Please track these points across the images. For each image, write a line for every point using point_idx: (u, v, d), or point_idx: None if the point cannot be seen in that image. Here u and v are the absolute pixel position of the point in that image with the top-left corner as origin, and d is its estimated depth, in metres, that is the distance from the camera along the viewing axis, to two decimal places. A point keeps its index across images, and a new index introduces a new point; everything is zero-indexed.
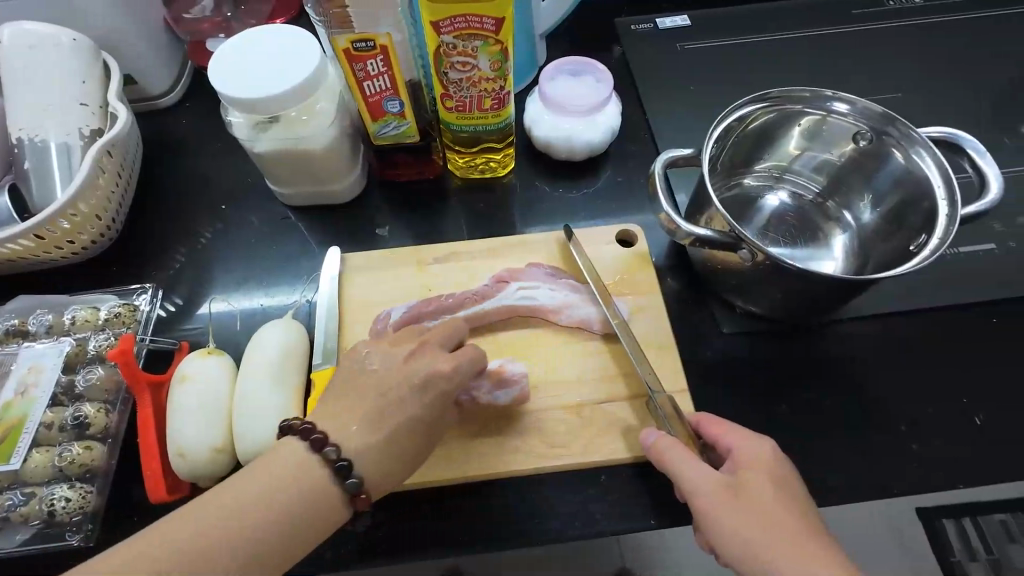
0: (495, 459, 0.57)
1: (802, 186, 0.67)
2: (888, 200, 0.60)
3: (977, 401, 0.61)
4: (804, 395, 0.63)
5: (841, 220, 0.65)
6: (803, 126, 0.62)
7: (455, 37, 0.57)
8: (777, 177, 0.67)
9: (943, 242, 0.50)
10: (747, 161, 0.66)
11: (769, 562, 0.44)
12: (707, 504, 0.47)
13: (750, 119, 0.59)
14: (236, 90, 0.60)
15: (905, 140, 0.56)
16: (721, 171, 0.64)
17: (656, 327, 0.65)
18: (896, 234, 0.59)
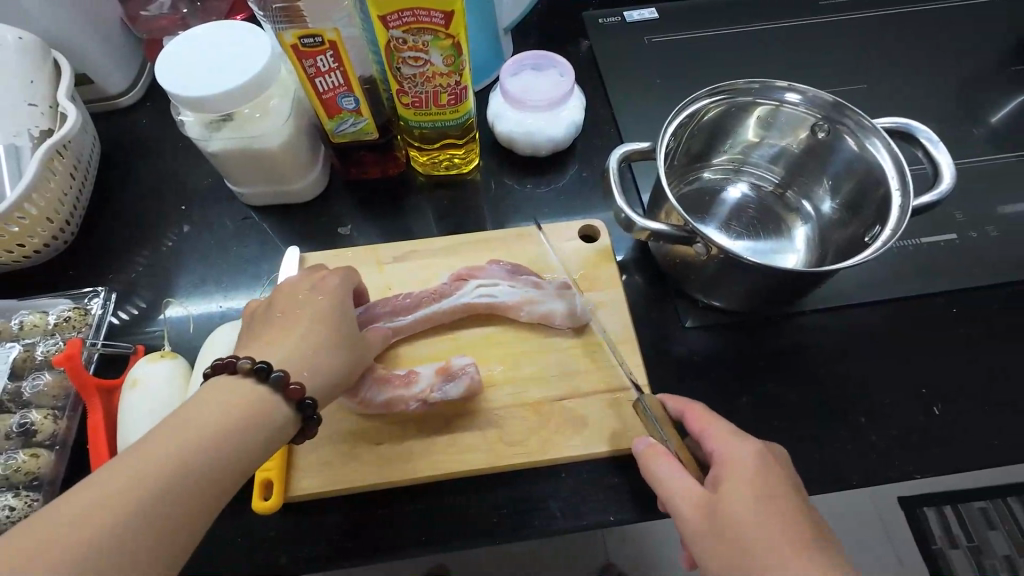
0: (453, 460, 0.56)
1: (762, 177, 0.67)
2: (845, 190, 0.60)
3: (935, 391, 0.61)
4: (765, 388, 0.63)
5: (802, 210, 0.65)
6: (758, 117, 0.61)
7: (405, 32, 0.56)
8: (736, 169, 0.67)
9: (896, 233, 0.50)
10: (706, 153, 0.65)
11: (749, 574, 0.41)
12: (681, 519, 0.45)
13: (703, 113, 0.58)
14: (184, 89, 0.58)
15: (856, 128, 0.55)
16: (681, 164, 0.64)
17: (617, 323, 0.64)
18: (853, 223, 0.59)
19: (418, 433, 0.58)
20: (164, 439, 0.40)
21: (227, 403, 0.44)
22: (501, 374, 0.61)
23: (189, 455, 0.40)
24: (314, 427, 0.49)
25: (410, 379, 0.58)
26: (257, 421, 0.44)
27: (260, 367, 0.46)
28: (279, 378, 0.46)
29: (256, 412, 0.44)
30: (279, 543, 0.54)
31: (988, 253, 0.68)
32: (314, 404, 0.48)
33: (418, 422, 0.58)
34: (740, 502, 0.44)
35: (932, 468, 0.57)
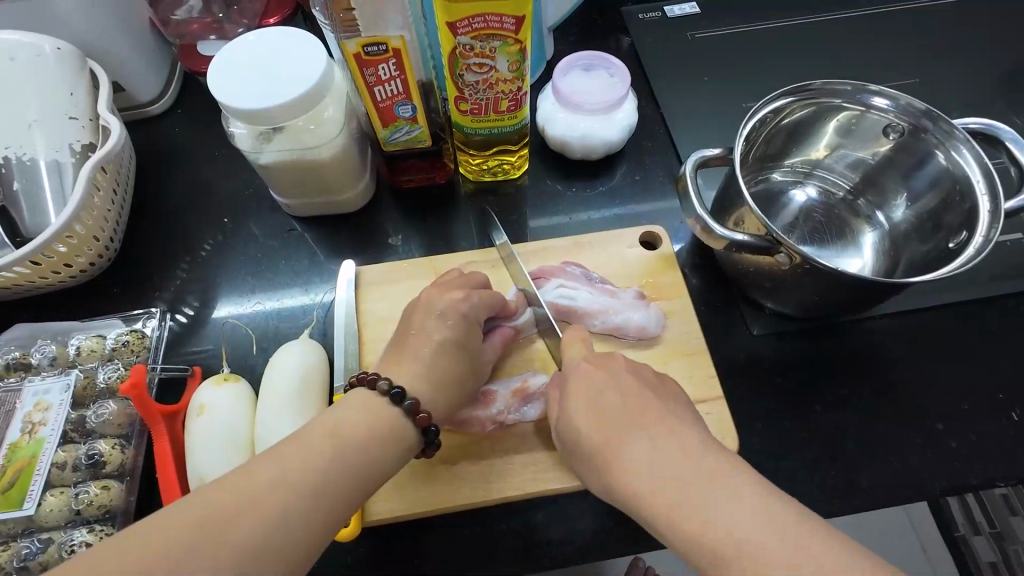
0: (530, 478, 0.55)
1: (832, 183, 0.66)
2: (925, 199, 0.58)
3: (1012, 394, 0.60)
4: (839, 395, 0.61)
5: (872, 218, 0.63)
6: (837, 121, 0.60)
7: (472, 38, 0.54)
8: (805, 173, 0.66)
9: (989, 243, 0.48)
10: (776, 156, 0.64)
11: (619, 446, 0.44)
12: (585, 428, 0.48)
13: (784, 113, 0.58)
14: (239, 100, 0.56)
15: (946, 138, 0.54)
16: (752, 164, 0.63)
17: (687, 332, 0.62)
18: (931, 234, 0.57)
19: (493, 450, 0.57)
20: (307, 441, 0.43)
21: (363, 417, 0.46)
22: None
23: (332, 461, 0.42)
24: (432, 450, 0.51)
25: (487, 399, 0.57)
26: (390, 438, 0.47)
27: (394, 392, 0.48)
28: (410, 404, 0.48)
29: (385, 430, 0.47)
30: (358, 567, 0.53)
31: None
32: (436, 432, 0.50)
33: (493, 439, 0.57)
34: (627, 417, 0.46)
35: (1015, 475, 0.56)
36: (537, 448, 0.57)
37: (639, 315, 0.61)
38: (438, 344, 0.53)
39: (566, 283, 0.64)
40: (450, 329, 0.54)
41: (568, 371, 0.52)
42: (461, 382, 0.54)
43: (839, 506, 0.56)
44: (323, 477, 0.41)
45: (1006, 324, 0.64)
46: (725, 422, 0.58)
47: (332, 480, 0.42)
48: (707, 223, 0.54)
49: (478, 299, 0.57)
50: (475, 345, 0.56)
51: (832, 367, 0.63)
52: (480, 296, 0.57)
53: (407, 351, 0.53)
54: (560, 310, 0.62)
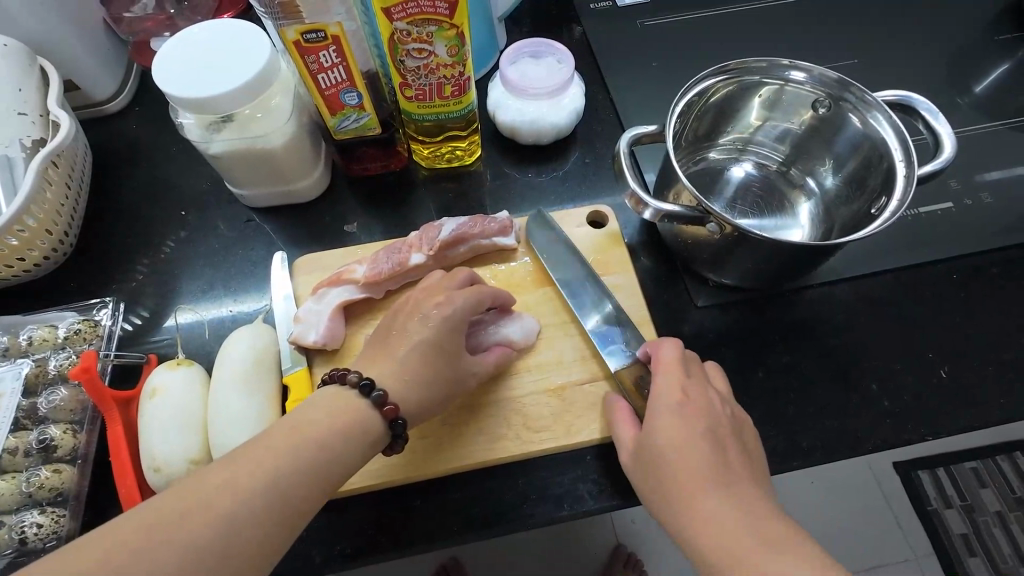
0: (482, 449, 0.56)
1: (766, 157, 0.69)
2: (848, 165, 0.61)
3: (942, 355, 0.63)
4: (780, 359, 0.63)
5: (806, 189, 0.67)
6: (763, 96, 0.63)
7: (408, 23, 0.55)
8: (740, 149, 0.69)
9: (900, 206, 0.51)
10: (711, 135, 0.67)
11: (704, 456, 0.45)
12: (663, 404, 0.49)
13: (712, 92, 0.60)
14: (185, 89, 0.57)
15: (855, 108, 0.58)
16: (687, 146, 0.65)
17: (631, 306, 0.64)
18: (856, 201, 0.61)
19: (443, 422, 0.58)
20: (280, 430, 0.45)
21: (327, 409, 0.47)
22: (519, 364, 0.60)
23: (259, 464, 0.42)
24: (399, 445, 0.51)
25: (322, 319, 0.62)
26: (356, 430, 0.47)
27: (363, 383, 0.49)
28: (377, 396, 0.49)
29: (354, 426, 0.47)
30: (310, 542, 0.55)
31: (980, 220, 0.71)
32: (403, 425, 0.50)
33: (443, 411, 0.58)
34: (723, 430, 0.48)
35: (943, 429, 0.59)
36: (487, 418, 0.58)
37: (586, 290, 0.64)
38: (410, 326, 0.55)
39: (476, 328, 0.60)
40: (429, 325, 0.54)
41: (658, 389, 0.50)
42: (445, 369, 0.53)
43: (779, 466, 0.58)
44: (267, 479, 0.41)
45: (937, 288, 0.67)
46: None
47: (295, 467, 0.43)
48: (642, 199, 0.55)
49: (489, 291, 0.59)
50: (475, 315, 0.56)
51: (778, 332, 0.65)
52: (465, 296, 0.56)
53: (387, 342, 0.54)
54: (521, 333, 0.61)
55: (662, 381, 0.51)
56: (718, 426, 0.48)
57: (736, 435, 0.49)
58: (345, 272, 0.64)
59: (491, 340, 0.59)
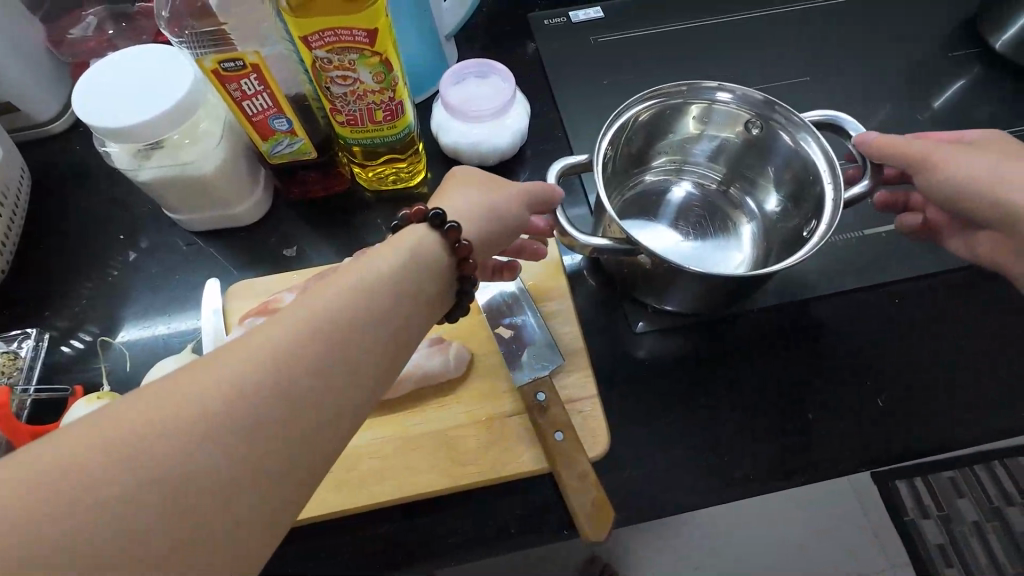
0: (404, 485, 0.55)
1: (704, 175, 0.69)
2: (784, 185, 0.61)
3: (880, 383, 0.62)
4: (717, 387, 0.62)
5: (745, 209, 0.67)
6: (692, 116, 0.62)
7: (328, 51, 0.54)
8: (677, 170, 0.68)
9: (828, 229, 0.50)
10: (647, 158, 0.66)
11: (918, 168, 0.57)
12: (941, 156, 0.56)
13: (638, 118, 0.59)
14: (105, 119, 0.56)
15: (781, 130, 0.57)
16: (623, 172, 0.65)
17: (566, 334, 0.63)
18: (793, 219, 0.61)
19: (368, 457, 0.56)
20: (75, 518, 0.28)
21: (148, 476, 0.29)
22: (450, 396, 0.60)
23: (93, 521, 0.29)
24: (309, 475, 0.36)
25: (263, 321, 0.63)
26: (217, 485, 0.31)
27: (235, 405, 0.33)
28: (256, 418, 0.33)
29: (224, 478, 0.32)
30: None
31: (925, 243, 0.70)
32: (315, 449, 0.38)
33: (369, 447, 0.57)
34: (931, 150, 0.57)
35: (878, 459, 0.58)
36: (413, 453, 0.57)
37: (520, 318, 0.63)
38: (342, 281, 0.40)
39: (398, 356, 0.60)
40: None
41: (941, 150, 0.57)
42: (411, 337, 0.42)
43: (711, 499, 0.57)
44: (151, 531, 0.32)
45: (878, 313, 0.66)
46: (599, 422, 0.58)
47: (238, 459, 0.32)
48: (569, 232, 0.54)
49: (510, 202, 0.52)
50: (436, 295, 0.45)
51: (716, 357, 0.64)
52: (378, 264, 0.41)
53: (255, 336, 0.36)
54: (441, 364, 0.59)
55: (922, 148, 0.57)
56: (961, 152, 0.56)
57: (957, 149, 0.57)
58: (274, 301, 0.63)
59: (409, 371, 0.58)
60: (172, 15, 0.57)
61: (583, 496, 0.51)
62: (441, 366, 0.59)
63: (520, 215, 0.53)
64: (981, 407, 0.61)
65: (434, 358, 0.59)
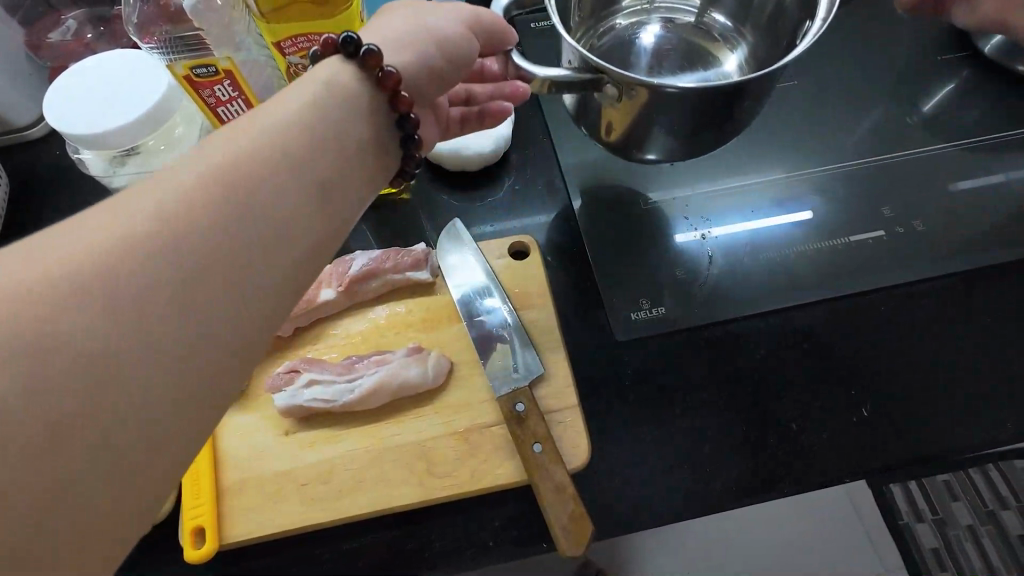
0: (380, 496, 0.54)
1: (671, 11, 0.77)
2: None
3: (865, 391, 0.61)
4: (699, 396, 0.61)
5: (712, 28, 0.75)
6: None
7: (301, 57, 0.54)
8: (647, 10, 0.77)
9: (825, 17, 0.54)
10: (613, 7, 0.74)
11: None
12: None
13: None
14: (77, 126, 0.55)
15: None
16: (591, 11, 0.72)
17: (547, 341, 0.63)
18: (759, 37, 0.70)
19: (342, 469, 0.56)
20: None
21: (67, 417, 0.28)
22: (429, 405, 0.59)
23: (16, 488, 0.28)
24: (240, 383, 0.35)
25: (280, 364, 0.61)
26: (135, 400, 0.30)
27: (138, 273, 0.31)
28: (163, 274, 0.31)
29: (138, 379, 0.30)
30: None
31: (911, 249, 0.70)
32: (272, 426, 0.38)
33: (345, 457, 0.56)
34: None
35: (863, 469, 0.58)
36: (390, 463, 0.56)
37: (500, 326, 0.63)
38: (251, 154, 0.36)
39: (376, 367, 0.59)
40: None
41: None
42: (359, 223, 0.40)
43: (693, 510, 0.56)
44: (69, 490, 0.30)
45: (863, 321, 0.66)
46: (578, 431, 0.57)
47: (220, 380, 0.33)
48: (527, 70, 0.52)
49: (454, 24, 0.49)
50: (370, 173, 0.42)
51: (699, 364, 0.63)
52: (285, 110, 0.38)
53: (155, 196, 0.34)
54: (417, 376, 0.58)
55: None
56: None
57: None
58: None
59: (385, 384, 0.57)
60: (143, 21, 0.57)
61: (562, 507, 0.51)
62: (417, 378, 0.58)
63: (470, 47, 0.49)
64: (969, 415, 0.60)
65: (409, 370, 0.58)
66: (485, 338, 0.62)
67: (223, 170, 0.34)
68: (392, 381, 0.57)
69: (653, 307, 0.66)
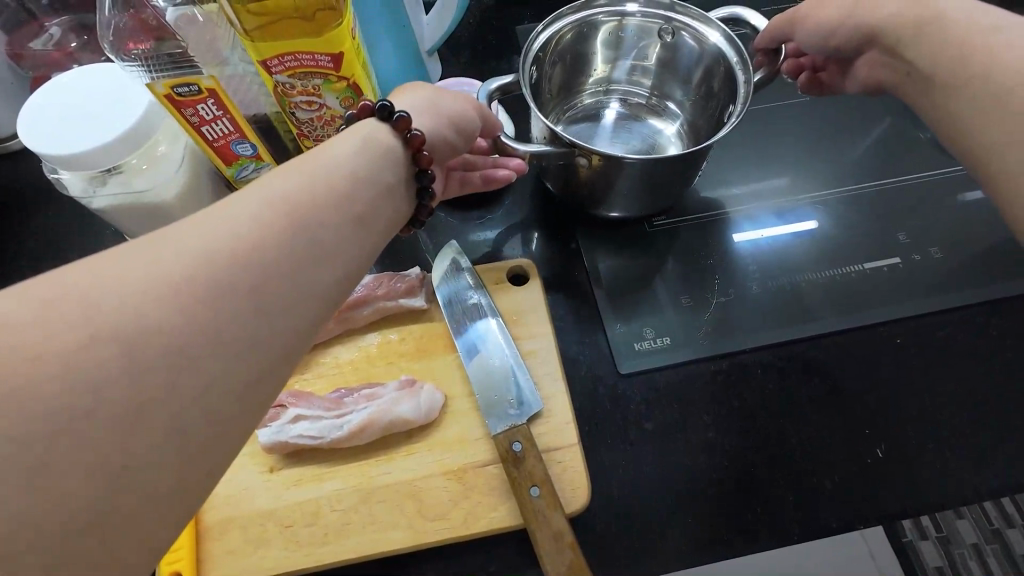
0: (369, 541, 0.52)
1: (628, 93, 0.76)
2: (695, 55, 0.67)
3: (880, 430, 0.59)
4: (706, 433, 0.58)
5: (667, 111, 0.75)
6: (604, 33, 0.68)
7: (289, 76, 0.51)
8: (605, 90, 0.76)
9: (740, 109, 0.55)
10: (574, 86, 0.74)
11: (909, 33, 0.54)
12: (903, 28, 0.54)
13: (560, 36, 0.66)
14: (49, 146, 0.52)
15: (691, 17, 0.64)
16: (556, 97, 0.72)
17: (548, 373, 0.60)
18: (705, 114, 0.69)
19: (330, 511, 0.53)
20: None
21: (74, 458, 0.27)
22: (421, 441, 0.56)
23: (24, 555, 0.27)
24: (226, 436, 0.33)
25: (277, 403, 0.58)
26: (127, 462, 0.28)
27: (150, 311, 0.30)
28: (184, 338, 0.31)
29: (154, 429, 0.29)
30: None
31: (928, 278, 0.67)
32: None
33: (332, 497, 0.53)
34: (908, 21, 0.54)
35: (880, 515, 0.55)
36: (379, 504, 0.53)
37: (498, 357, 0.60)
38: (264, 197, 0.37)
39: (368, 402, 0.56)
40: None
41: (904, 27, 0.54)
42: (352, 254, 0.40)
43: (700, 559, 0.53)
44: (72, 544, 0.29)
45: (880, 353, 0.63)
46: (578, 472, 0.55)
47: (205, 409, 0.31)
48: (509, 147, 0.57)
49: (461, 101, 0.55)
50: (380, 218, 0.44)
51: (704, 399, 0.60)
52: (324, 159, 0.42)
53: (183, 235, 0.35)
54: (411, 413, 0.55)
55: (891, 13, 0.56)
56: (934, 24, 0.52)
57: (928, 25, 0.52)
58: None
59: (377, 420, 0.54)
60: (122, 35, 0.53)
61: (559, 558, 0.48)
62: (413, 415, 0.55)
63: (475, 119, 0.55)
64: (991, 457, 0.57)
65: (403, 405, 0.55)
66: (482, 369, 0.59)
67: (255, 221, 0.36)
68: (385, 419, 0.54)
69: (657, 337, 0.63)
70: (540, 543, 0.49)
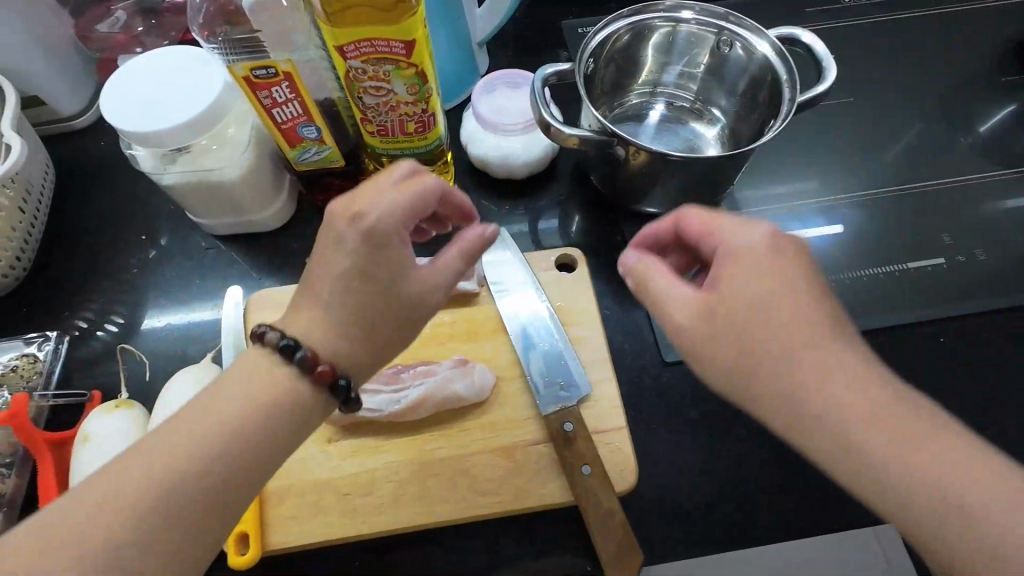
0: (426, 511, 0.54)
1: (674, 96, 0.77)
2: (744, 65, 0.67)
3: None
4: (750, 423, 0.60)
5: (710, 116, 0.75)
6: (658, 36, 0.69)
7: (363, 61, 0.53)
8: (652, 92, 0.77)
9: (783, 121, 0.57)
10: (622, 87, 0.75)
11: None
12: None
13: (616, 37, 0.67)
14: (129, 122, 0.55)
15: (743, 27, 0.64)
16: (605, 95, 0.73)
17: (597, 359, 0.61)
18: (749, 122, 0.70)
19: (386, 482, 0.55)
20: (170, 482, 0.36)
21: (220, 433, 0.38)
22: (473, 420, 0.58)
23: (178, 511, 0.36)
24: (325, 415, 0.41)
25: None
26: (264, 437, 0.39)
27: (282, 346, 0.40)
28: (304, 359, 0.40)
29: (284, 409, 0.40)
30: None
31: (971, 279, 0.67)
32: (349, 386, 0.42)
33: (389, 469, 0.56)
34: None
35: None
36: (433, 478, 0.55)
37: (548, 342, 0.61)
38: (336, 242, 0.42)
39: (426, 378, 0.58)
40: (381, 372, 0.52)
41: None
42: None
43: (742, 542, 0.54)
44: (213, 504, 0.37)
45: (921, 352, 0.64)
46: (625, 454, 0.56)
47: None
48: (555, 129, 0.58)
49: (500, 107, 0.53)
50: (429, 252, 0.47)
51: None
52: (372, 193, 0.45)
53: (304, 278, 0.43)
54: (466, 392, 0.57)
55: None
56: None
57: None
58: None
59: (434, 396, 0.56)
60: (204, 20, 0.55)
61: (608, 536, 0.50)
62: (468, 393, 0.57)
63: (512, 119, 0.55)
64: None
65: (457, 383, 0.57)
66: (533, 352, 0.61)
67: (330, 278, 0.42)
68: (441, 396, 0.56)
69: None
70: (591, 520, 0.51)
